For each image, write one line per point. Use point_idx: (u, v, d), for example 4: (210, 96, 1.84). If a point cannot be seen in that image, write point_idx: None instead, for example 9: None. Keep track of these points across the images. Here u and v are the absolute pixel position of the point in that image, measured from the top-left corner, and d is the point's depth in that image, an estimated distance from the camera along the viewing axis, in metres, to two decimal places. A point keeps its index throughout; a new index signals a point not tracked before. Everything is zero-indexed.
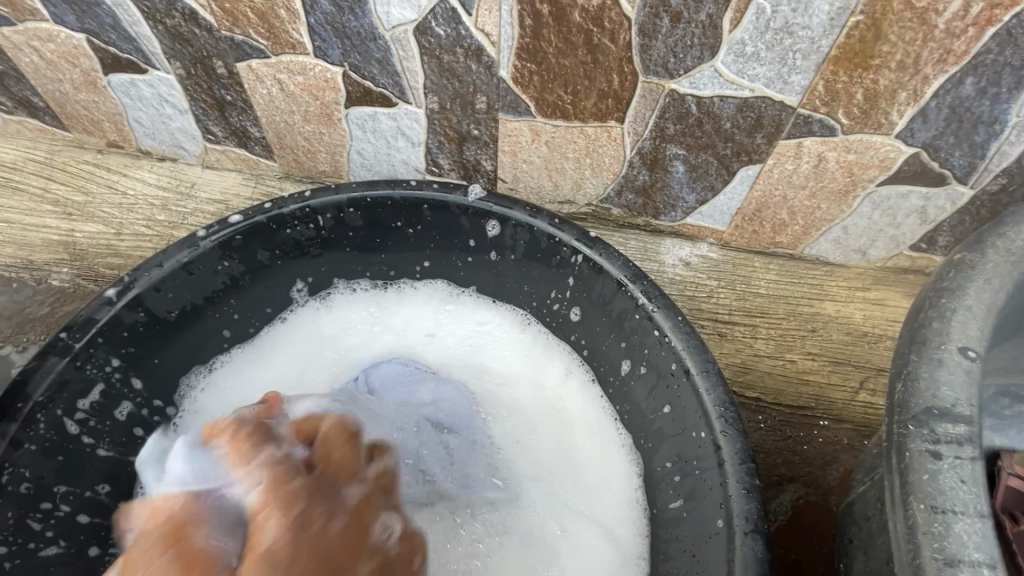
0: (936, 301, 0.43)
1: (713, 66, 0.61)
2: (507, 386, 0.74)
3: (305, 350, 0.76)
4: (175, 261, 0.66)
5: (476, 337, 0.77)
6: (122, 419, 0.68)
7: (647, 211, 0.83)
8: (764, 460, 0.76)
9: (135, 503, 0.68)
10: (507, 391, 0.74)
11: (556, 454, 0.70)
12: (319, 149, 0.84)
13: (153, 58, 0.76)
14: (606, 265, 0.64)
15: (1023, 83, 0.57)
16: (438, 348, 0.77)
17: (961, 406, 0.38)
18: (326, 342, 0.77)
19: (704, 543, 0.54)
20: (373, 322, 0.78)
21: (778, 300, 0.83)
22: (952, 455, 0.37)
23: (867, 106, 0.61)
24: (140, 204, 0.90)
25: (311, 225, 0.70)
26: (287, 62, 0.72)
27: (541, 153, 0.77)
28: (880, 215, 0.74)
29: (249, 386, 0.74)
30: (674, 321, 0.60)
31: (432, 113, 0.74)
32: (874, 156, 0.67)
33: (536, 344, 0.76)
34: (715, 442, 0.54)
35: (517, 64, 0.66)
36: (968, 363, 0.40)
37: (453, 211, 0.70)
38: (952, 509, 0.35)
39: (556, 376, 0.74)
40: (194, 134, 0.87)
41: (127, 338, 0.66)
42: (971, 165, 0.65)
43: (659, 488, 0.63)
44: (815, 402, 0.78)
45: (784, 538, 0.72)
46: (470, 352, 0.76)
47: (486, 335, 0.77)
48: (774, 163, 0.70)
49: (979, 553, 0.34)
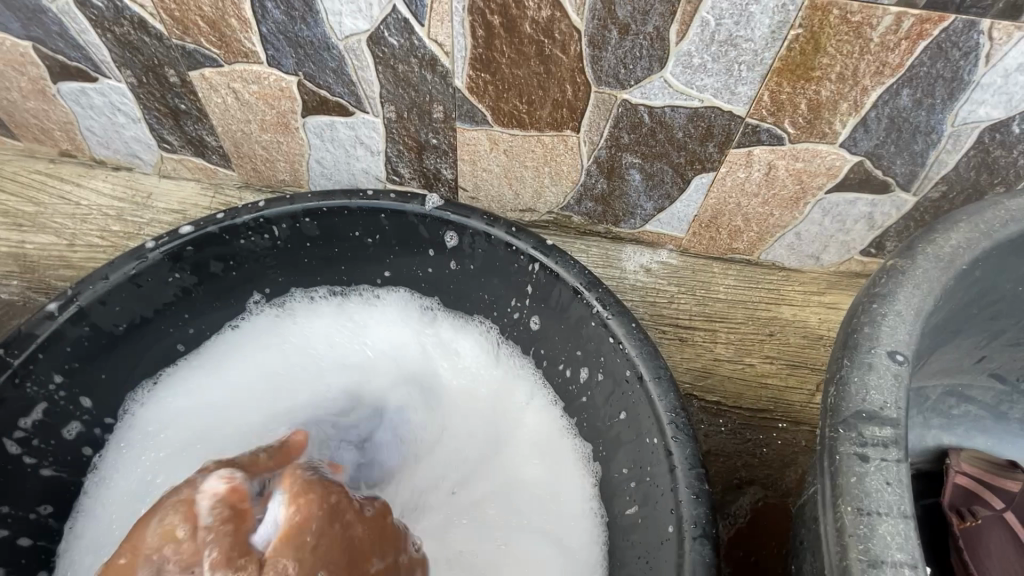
0: (868, 306, 0.44)
1: (662, 77, 0.63)
2: (468, 401, 0.74)
3: (261, 360, 0.74)
4: (123, 273, 0.64)
5: (444, 354, 0.77)
6: (69, 439, 0.66)
7: (607, 219, 0.84)
8: (724, 464, 0.77)
9: (72, 524, 0.65)
10: (467, 406, 0.74)
11: (513, 470, 0.70)
12: (277, 158, 0.83)
13: (103, 67, 0.75)
14: (562, 272, 0.65)
15: (955, 94, 0.59)
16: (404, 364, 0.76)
17: (888, 409, 0.39)
18: (287, 351, 0.75)
19: (656, 548, 0.55)
20: (344, 340, 0.77)
21: (737, 305, 0.84)
22: (878, 457, 0.38)
23: (811, 116, 0.63)
24: (94, 214, 0.88)
25: (266, 235, 0.69)
26: (241, 71, 0.71)
27: (500, 162, 0.77)
28: (830, 221, 0.76)
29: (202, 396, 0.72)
30: (627, 328, 0.61)
31: (389, 122, 0.74)
32: (821, 164, 0.68)
33: (501, 360, 0.76)
34: (667, 448, 0.55)
35: (471, 75, 0.66)
36: (896, 366, 0.41)
37: (411, 220, 0.70)
38: (877, 510, 0.36)
39: (517, 391, 0.74)
40: (149, 142, 0.85)
41: (71, 353, 0.64)
42: (912, 173, 0.68)
43: (616, 494, 0.63)
44: (773, 404, 0.80)
45: (744, 540, 0.73)
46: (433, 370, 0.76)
47: (450, 349, 0.77)
48: (727, 171, 0.72)
49: (902, 553, 0.35)
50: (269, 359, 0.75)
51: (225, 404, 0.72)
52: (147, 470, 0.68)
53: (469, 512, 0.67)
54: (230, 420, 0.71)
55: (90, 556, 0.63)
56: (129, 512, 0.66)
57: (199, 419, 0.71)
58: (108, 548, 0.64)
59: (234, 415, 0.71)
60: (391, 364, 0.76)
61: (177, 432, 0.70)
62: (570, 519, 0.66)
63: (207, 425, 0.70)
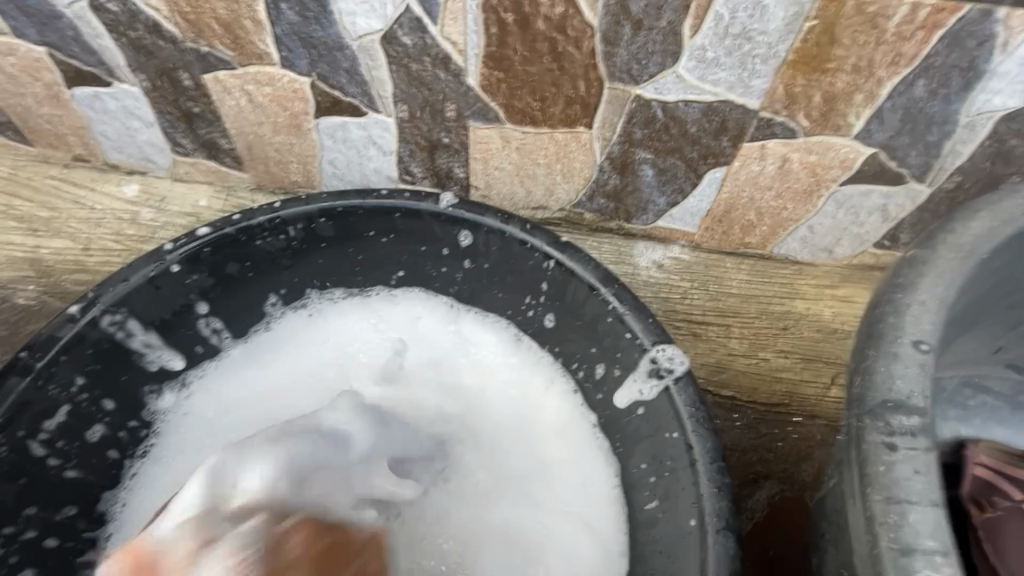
0: (891, 296, 0.44)
1: (675, 72, 0.63)
2: (501, 395, 0.74)
3: (301, 354, 0.77)
4: (141, 275, 0.65)
5: (461, 345, 0.77)
6: (94, 441, 0.67)
7: (619, 215, 0.84)
8: (740, 458, 0.78)
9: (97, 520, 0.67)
10: (500, 400, 0.74)
11: (543, 459, 0.70)
12: (289, 159, 0.83)
13: (117, 71, 0.75)
14: (578, 269, 0.65)
15: (971, 84, 0.59)
16: (439, 361, 0.77)
17: (915, 397, 0.39)
18: (316, 343, 0.77)
19: (679, 542, 0.55)
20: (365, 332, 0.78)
21: (750, 300, 0.84)
22: (906, 446, 0.38)
23: (825, 108, 0.63)
24: (108, 218, 0.89)
25: (281, 236, 0.70)
26: (254, 73, 0.72)
27: (512, 159, 0.77)
28: (843, 214, 0.76)
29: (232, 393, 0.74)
30: (644, 324, 0.61)
31: (402, 122, 0.75)
32: (835, 157, 0.68)
33: (531, 356, 0.75)
34: (687, 441, 0.55)
35: (484, 72, 0.66)
36: (921, 355, 0.41)
37: (425, 219, 0.70)
38: (907, 499, 0.36)
39: (540, 387, 0.73)
40: (162, 146, 0.85)
41: (92, 355, 0.64)
42: (927, 164, 0.68)
43: (635, 488, 0.63)
44: (789, 399, 0.80)
45: (762, 534, 0.74)
46: (466, 367, 0.76)
47: (475, 347, 0.77)
48: (740, 166, 0.72)
49: (934, 542, 0.35)
50: (297, 351, 0.77)
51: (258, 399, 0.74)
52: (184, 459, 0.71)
53: (503, 498, 0.70)
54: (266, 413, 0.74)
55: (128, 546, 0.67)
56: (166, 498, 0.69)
57: (233, 414, 0.73)
58: None
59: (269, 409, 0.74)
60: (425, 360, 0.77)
61: (224, 423, 0.73)
62: (597, 505, 0.66)
63: (255, 417, 0.73)
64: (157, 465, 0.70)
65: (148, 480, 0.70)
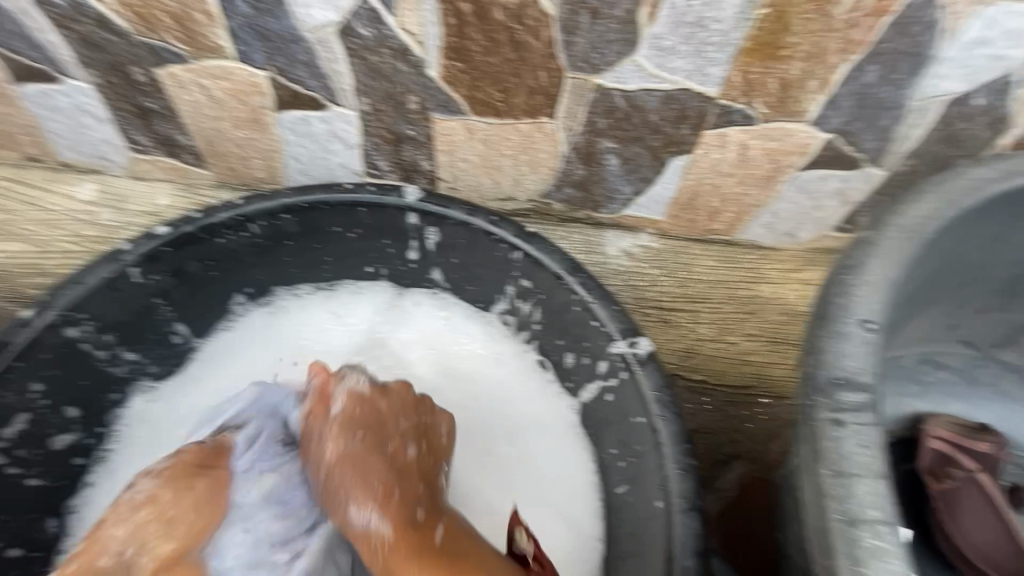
0: (841, 277, 0.45)
1: (634, 61, 0.63)
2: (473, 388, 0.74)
3: (270, 359, 0.75)
4: (98, 277, 0.63)
5: (435, 338, 0.77)
6: (59, 448, 0.66)
7: (586, 205, 0.84)
8: (710, 440, 0.79)
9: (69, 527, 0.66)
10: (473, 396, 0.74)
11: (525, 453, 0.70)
12: (252, 155, 0.82)
13: (66, 67, 0.73)
14: (545, 259, 0.65)
15: (920, 69, 0.60)
16: (410, 361, 0.76)
17: (862, 374, 0.41)
18: (283, 339, 0.76)
19: (646, 523, 0.56)
20: (332, 327, 0.77)
21: (718, 285, 0.86)
22: (853, 421, 0.39)
23: (781, 95, 0.64)
24: (66, 220, 0.86)
25: (244, 233, 0.68)
26: (209, 68, 0.70)
27: (478, 151, 0.77)
28: (804, 199, 0.78)
29: (196, 395, 0.73)
30: (611, 311, 0.62)
31: (365, 115, 0.74)
32: (793, 143, 0.70)
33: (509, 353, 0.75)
34: (653, 425, 0.56)
35: (445, 64, 0.66)
36: (869, 334, 0.42)
37: (391, 213, 0.70)
38: (854, 472, 0.38)
39: (517, 386, 0.74)
40: (119, 144, 0.83)
41: (49, 360, 0.63)
42: (881, 148, 0.69)
43: (606, 473, 0.65)
44: (756, 380, 0.82)
45: (731, 513, 0.75)
46: (444, 366, 0.76)
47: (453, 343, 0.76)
48: (702, 153, 0.73)
49: (877, 511, 0.36)
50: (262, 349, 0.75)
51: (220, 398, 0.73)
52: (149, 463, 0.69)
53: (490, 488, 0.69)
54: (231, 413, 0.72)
55: None
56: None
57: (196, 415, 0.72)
58: None
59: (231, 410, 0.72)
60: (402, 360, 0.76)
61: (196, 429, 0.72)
62: (573, 495, 0.67)
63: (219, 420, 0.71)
64: (124, 469, 0.69)
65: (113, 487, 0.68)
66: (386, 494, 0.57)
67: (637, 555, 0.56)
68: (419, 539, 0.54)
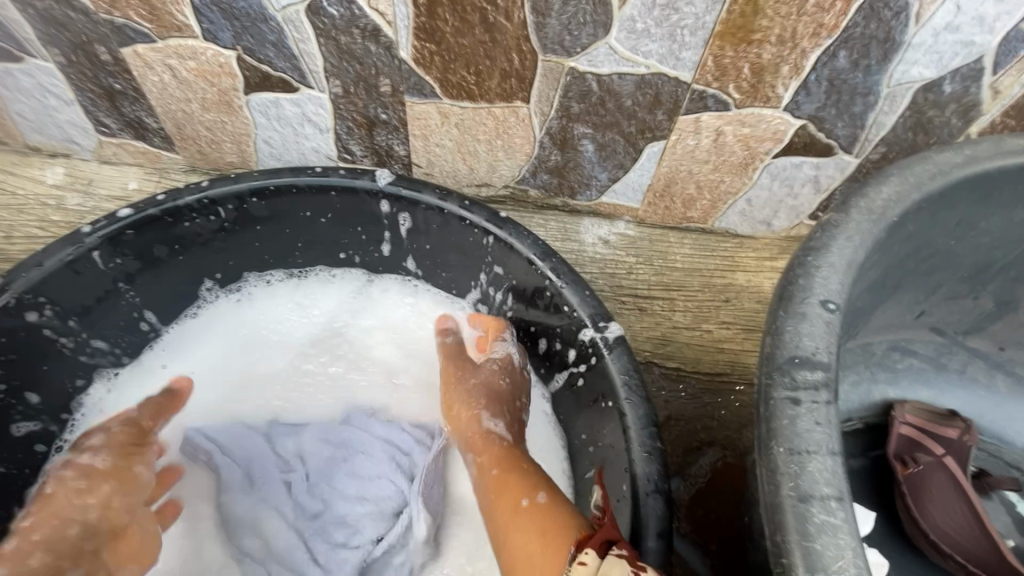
0: (803, 259, 0.45)
1: (607, 44, 0.62)
2: None
3: (232, 345, 0.75)
4: (58, 258, 0.61)
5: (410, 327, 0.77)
6: (19, 436, 0.65)
7: (563, 191, 0.84)
8: (684, 427, 0.79)
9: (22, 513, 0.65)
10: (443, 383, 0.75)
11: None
12: (223, 139, 0.80)
13: (27, 45, 0.71)
14: (516, 244, 0.65)
15: (890, 54, 0.60)
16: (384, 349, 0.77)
17: (820, 353, 0.41)
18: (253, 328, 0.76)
19: (613, 507, 0.56)
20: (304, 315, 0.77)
21: (693, 273, 0.86)
22: (809, 400, 0.39)
23: (754, 80, 0.64)
24: (31, 204, 0.84)
25: (211, 217, 0.67)
26: (175, 47, 0.69)
27: (452, 136, 0.76)
28: (778, 186, 0.78)
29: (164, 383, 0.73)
30: (581, 295, 0.61)
31: (336, 98, 0.73)
32: (766, 129, 0.70)
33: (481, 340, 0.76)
34: (620, 409, 0.56)
35: (416, 45, 0.65)
36: (828, 314, 0.42)
37: (362, 196, 0.69)
38: (807, 449, 0.37)
39: None
40: (85, 126, 0.81)
41: (6, 343, 0.61)
42: (854, 135, 0.70)
43: (577, 459, 0.65)
44: (730, 367, 0.82)
45: (704, 500, 0.75)
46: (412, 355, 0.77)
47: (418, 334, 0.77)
48: (677, 139, 0.73)
49: (829, 488, 0.36)
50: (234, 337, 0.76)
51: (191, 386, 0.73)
52: None
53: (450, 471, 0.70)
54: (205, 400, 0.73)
55: None
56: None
57: None
58: None
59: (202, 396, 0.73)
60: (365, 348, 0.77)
61: None
62: None
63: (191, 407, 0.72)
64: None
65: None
66: (510, 423, 0.65)
67: None
68: (509, 456, 0.61)
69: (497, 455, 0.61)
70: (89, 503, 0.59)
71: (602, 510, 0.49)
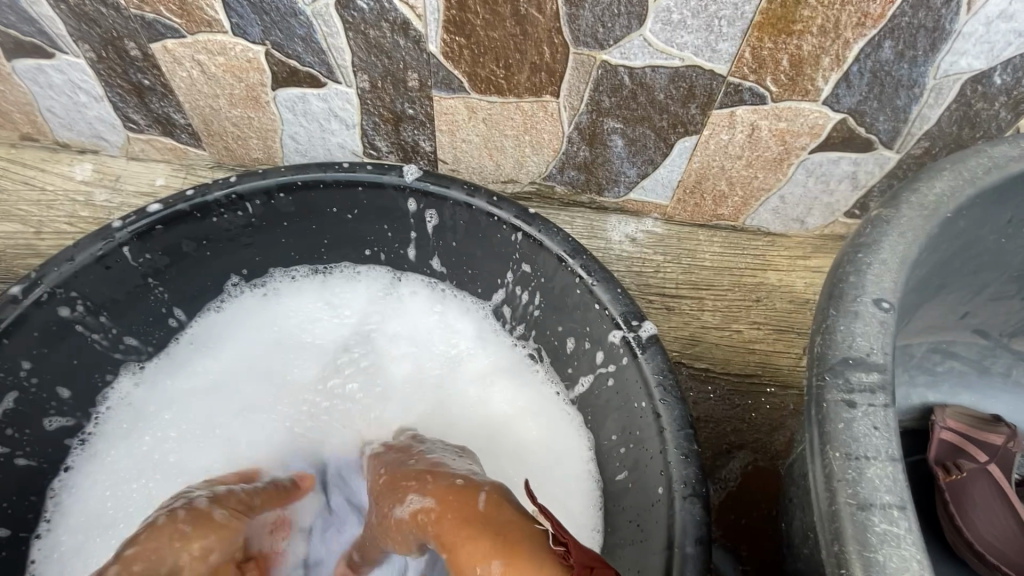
0: (853, 255, 0.44)
1: (642, 35, 0.61)
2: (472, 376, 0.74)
3: (261, 343, 0.74)
4: (89, 254, 0.61)
5: (438, 324, 0.76)
6: (51, 431, 0.65)
7: (590, 188, 0.82)
8: (714, 430, 0.77)
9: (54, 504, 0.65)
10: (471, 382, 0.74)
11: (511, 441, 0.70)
12: (249, 135, 0.80)
13: (59, 41, 0.71)
14: (546, 241, 0.64)
15: (938, 44, 0.58)
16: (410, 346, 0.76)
17: (875, 354, 0.39)
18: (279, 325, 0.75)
19: (647, 510, 0.54)
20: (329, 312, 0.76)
21: (723, 272, 0.84)
22: (865, 403, 0.38)
23: (793, 72, 0.62)
24: (61, 200, 0.85)
25: (239, 212, 0.67)
26: (204, 42, 0.68)
27: (479, 132, 0.75)
28: (814, 183, 0.75)
29: (193, 379, 0.72)
30: (613, 293, 0.60)
31: (363, 93, 0.72)
32: (804, 123, 0.68)
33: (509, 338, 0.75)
34: (655, 410, 0.55)
35: (446, 38, 0.64)
36: (882, 313, 0.40)
37: (389, 192, 0.68)
38: (866, 455, 0.36)
39: (514, 374, 0.73)
40: (114, 123, 0.82)
41: (39, 338, 0.61)
42: (895, 130, 0.67)
43: (607, 461, 0.63)
44: (761, 369, 0.80)
45: (734, 504, 0.73)
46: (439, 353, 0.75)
47: (445, 337, 0.76)
48: (710, 134, 0.71)
49: (890, 496, 0.35)
50: (260, 333, 0.75)
51: (220, 383, 0.73)
52: (143, 444, 0.69)
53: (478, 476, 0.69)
54: (233, 397, 0.72)
55: (66, 542, 0.64)
56: (120, 490, 0.67)
57: (195, 398, 0.72)
58: (91, 530, 0.65)
59: (230, 392, 0.72)
60: (393, 348, 0.76)
61: (189, 411, 0.71)
62: (569, 487, 0.66)
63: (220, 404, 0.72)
64: (109, 453, 0.68)
65: (98, 470, 0.67)
66: (423, 483, 0.56)
67: (637, 543, 0.55)
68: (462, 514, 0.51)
69: (448, 526, 0.50)
70: (187, 548, 0.53)
71: (566, 545, 0.44)
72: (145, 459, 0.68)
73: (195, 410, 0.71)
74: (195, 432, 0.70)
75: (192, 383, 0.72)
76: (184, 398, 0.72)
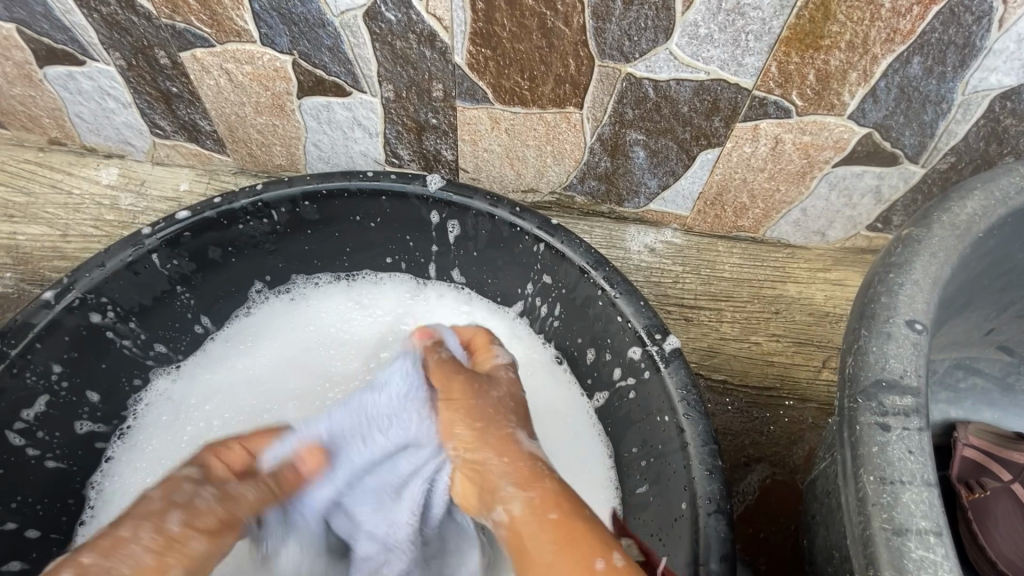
0: (884, 275, 0.43)
1: (668, 49, 0.61)
2: None
3: (294, 343, 0.75)
4: (119, 260, 0.62)
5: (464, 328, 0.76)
6: (81, 434, 0.66)
7: (610, 198, 0.83)
8: (732, 442, 0.76)
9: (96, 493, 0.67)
10: None
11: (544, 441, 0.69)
12: (273, 142, 0.81)
13: (90, 49, 0.72)
14: (568, 252, 0.64)
15: (967, 61, 0.58)
16: None
17: (908, 377, 0.39)
18: (307, 324, 0.76)
19: (669, 526, 0.54)
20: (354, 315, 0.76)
21: (742, 284, 0.84)
22: (899, 426, 0.38)
23: (819, 87, 0.62)
24: (87, 204, 0.86)
25: (265, 220, 0.68)
26: (233, 51, 0.69)
27: (501, 141, 0.76)
28: (836, 196, 0.75)
29: (228, 372, 0.73)
30: (636, 306, 0.60)
31: (388, 102, 0.73)
32: (829, 137, 0.67)
33: (533, 342, 0.74)
34: (678, 425, 0.55)
35: (471, 50, 0.64)
36: (915, 335, 0.41)
37: (412, 202, 0.68)
38: (901, 479, 0.36)
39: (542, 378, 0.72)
40: (141, 128, 0.83)
41: (70, 342, 0.62)
42: (921, 144, 0.67)
43: (627, 473, 0.63)
44: (780, 382, 0.80)
45: (752, 518, 0.73)
46: None
47: None
48: (733, 147, 0.71)
49: (927, 521, 0.35)
50: (290, 331, 0.75)
51: (253, 376, 0.73)
52: (180, 434, 0.70)
53: None
54: (266, 389, 0.73)
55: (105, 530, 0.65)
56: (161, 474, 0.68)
57: (230, 390, 0.72)
58: None
59: (260, 387, 0.73)
60: None
61: (225, 402, 0.72)
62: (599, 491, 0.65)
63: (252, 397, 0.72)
64: (150, 442, 0.69)
65: (138, 458, 0.68)
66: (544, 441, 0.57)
67: None
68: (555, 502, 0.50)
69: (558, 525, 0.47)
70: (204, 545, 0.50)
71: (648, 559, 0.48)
72: (182, 449, 0.69)
73: (230, 401, 0.72)
74: (232, 420, 0.71)
75: (226, 377, 0.73)
76: (224, 389, 0.72)
